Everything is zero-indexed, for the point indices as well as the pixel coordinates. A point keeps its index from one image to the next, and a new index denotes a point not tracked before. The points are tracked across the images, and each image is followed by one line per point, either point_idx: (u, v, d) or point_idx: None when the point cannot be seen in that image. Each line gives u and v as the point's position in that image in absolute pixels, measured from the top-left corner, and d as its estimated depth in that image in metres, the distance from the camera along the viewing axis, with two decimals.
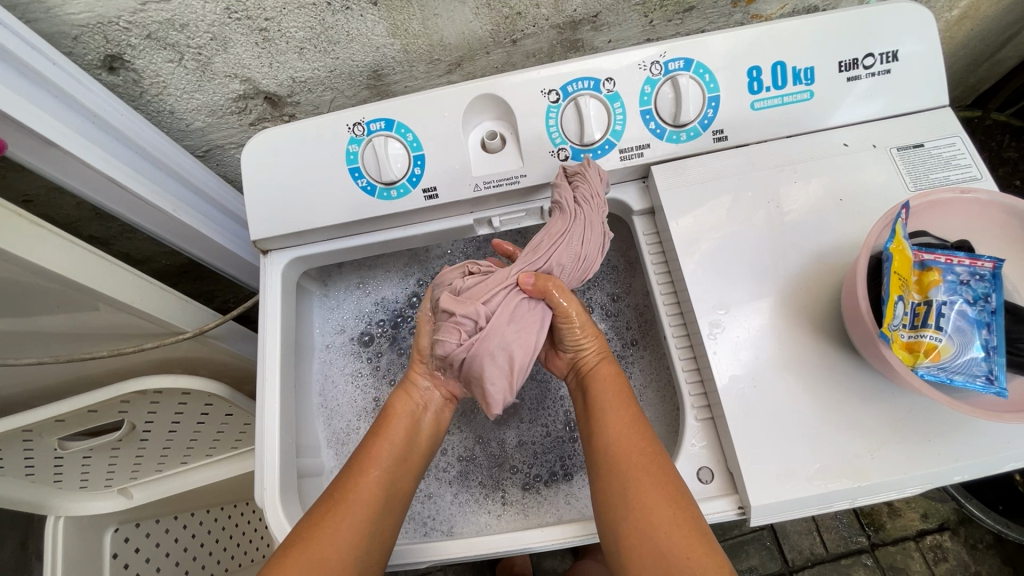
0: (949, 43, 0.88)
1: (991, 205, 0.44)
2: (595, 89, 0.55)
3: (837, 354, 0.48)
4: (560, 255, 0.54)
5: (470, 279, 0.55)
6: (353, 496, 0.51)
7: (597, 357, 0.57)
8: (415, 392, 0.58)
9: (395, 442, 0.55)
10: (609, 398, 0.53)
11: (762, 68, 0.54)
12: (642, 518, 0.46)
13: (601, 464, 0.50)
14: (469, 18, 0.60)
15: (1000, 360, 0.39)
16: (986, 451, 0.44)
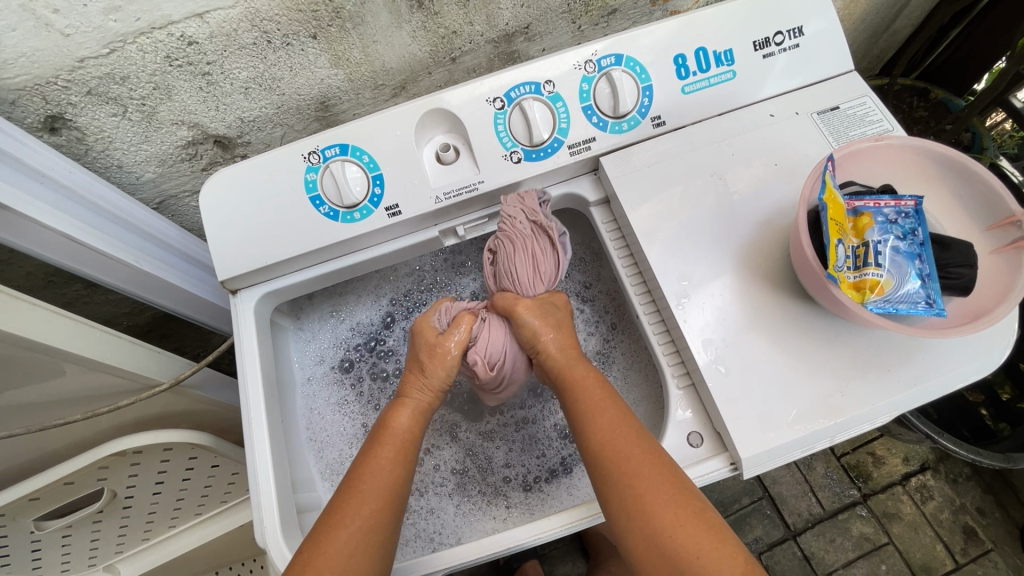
0: (849, 19, 0.97)
1: (903, 148, 0.48)
2: (536, 92, 0.57)
3: (796, 305, 0.51)
4: (500, 281, 0.59)
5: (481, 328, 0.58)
6: (353, 517, 0.48)
7: (570, 362, 0.55)
8: (410, 403, 0.56)
9: (374, 480, 0.50)
10: (588, 408, 0.51)
11: (686, 55, 0.58)
12: (643, 523, 0.45)
13: (597, 482, 0.49)
14: (407, 42, 0.64)
15: (935, 285, 0.44)
16: (940, 370, 0.48)
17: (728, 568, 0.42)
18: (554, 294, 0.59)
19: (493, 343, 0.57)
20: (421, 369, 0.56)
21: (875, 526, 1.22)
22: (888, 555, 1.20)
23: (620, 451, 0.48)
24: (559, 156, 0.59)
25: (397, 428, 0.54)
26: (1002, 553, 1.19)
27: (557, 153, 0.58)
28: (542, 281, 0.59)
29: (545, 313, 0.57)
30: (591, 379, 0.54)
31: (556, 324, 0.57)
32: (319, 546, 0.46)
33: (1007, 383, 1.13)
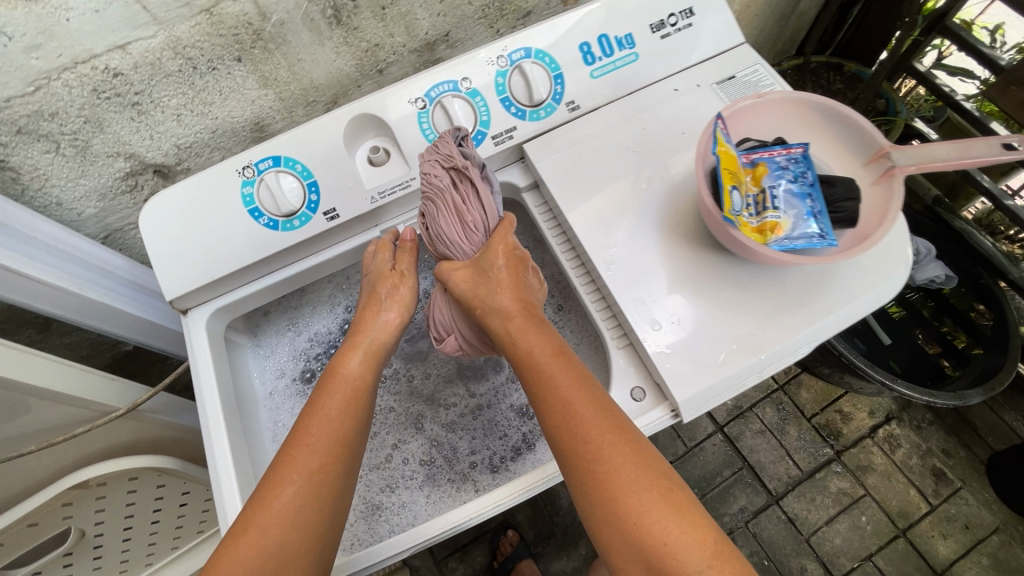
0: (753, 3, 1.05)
1: (783, 102, 0.53)
2: (455, 89, 0.61)
3: (713, 257, 0.55)
4: (434, 243, 0.58)
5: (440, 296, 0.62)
6: (297, 471, 0.49)
7: (513, 312, 0.53)
8: (359, 348, 0.56)
9: (320, 434, 0.51)
10: (530, 338, 0.52)
11: (591, 42, 0.62)
12: (607, 499, 0.46)
13: (551, 433, 0.49)
14: (333, 57, 0.68)
15: (826, 219, 0.48)
16: (848, 298, 0.52)
17: (694, 550, 0.43)
18: (489, 247, 0.56)
19: (442, 314, 0.61)
20: (369, 302, 0.58)
21: (851, 480, 1.26)
22: (867, 507, 1.24)
23: (579, 414, 0.48)
24: (484, 147, 0.62)
25: (347, 373, 0.54)
26: (971, 489, 1.24)
27: (482, 145, 0.62)
28: (474, 231, 0.57)
29: (478, 285, 0.55)
30: (536, 330, 0.53)
31: (501, 287, 0.54)
32: (262, 505, 0.47)
33: (961, 333, 1.34)
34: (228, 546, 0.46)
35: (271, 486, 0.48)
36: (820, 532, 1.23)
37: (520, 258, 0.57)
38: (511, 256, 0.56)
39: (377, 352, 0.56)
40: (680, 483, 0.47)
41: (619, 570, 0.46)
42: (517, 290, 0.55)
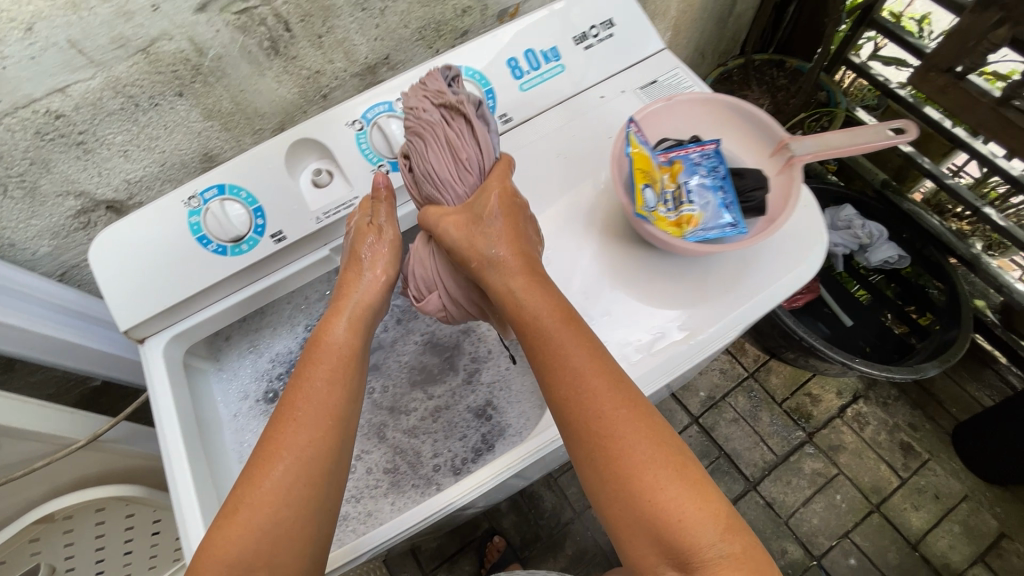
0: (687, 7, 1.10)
1: (692, 101, 0.56)
2: (391, 110, 0.64)
3: (639, 252, 0.58)
4: (425, 186, 0.57)
5: (423, 253, 0.63)
6: (286, 447, 0.50)
7: (516, 277, 0.52)
8: (344, 312, 0.57)
9: (308, 407, 0.52)
10: (532, 299, 0.51)
11: (518, 57, 0.66)
12: (619, 465, 0.46)
13: (555, 392, 0.49)
14: (275, 86, 0.70)
15: (737, 210, 0.52)
16: (771, 280, 0.56)
17: (708, 525, 0.44)
18: (484, 189, 0.55)
19: (424, 265, 0.62)
20: (351, 262, 0.59)
21: (824, 461, 1.30)
22: (841, 485, 1.27)
23: (588, 382, 0.48)
24: None
25: (333, 341, 0.55)
26: (939, 460, 1.28)
27: None
28: (468, 172, 0.56)
29: (473, 234, 0.54)
30: (542, 293, 0.52)
31: (499, 237, 0.54)
32: (257, 481, 0.48)
33: (926, 312, 1.38)
34: (220, 526, 0.47)
35: (263, 462, 0.49)
36: (797, 513, 1.26)
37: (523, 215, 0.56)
38: (508, 202, 0.55)
39: (361, 315, 0.58)
40: (690, 457, 0.47)
41: (626, 539, 0.46)
42: (520, 252, 0.54)
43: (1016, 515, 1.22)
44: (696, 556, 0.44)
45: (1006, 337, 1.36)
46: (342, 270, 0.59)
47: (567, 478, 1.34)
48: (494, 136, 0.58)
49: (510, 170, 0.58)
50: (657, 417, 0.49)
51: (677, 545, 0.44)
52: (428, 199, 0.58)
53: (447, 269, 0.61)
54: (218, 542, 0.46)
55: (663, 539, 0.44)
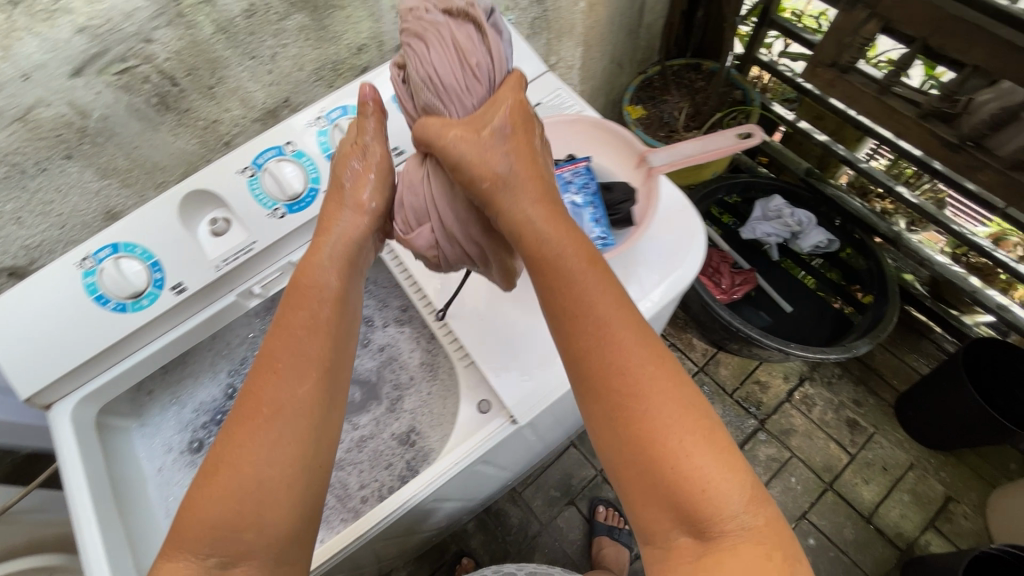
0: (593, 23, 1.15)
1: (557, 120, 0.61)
2: (281, 154, 0.65)
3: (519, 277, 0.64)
4: (426, 95, 0.52)
5: (416, 178, 0.57)
6: (270, 412, 0.48)
7: (539, 220, 0.51)
8: (326, 242, 0.55)
9: (294, 361, 0.50)
10: (555, 242, 0.50)
11: None
12: (642, 419, 0.46)
13: (579, 331, 0.48)
14: (171, 139, 0.71)
15: (606, 226, 0.57)
16: (649, 292, 0.58)
17: (731, 491, 0.44)
18: (495, 101, 0.53)
19: (416, 191, 0.57)
20: (333, 194, 0.57)
21: (777, 445, 1.33)
22: (794, 467, 1.30)
23: (616, 339, 0.47)
24: (318, 202, 0.67)
25: (313, 285, 0.53)
26: (884, 433, 1.33)
27: (316, 201, 0.66)
28: (475, 83, 0.53)
29: (484, 149, 0.51)
30: (568, 238, 0.50)
31: (512, 154, 0.52)
32: (240, 437, 0.47)
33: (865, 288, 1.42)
34: (201, 488, 0.46)
35: (243, 418, 0.47)
36: None
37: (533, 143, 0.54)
38: (518, 114, 0.52)
39: (343, 255, 0.55)
40: (719, 423, 0.47)
41: (634, 496, 0.46)
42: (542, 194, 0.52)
43: (960, 478, 1.27)
44: (716, 525, 0.44)
45: (934, 308, 1.43)
46: (326, 195, 0.57)
47: (531, 491, 1.34)
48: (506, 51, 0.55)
49: (521, 86, 0.55)
50: (685, 379, 0.48)
51: (697, 515, 0.44)
52: (428, 112, 0.54)
53: (440, 192, 0.55)
54: (201, 502, 0.46)
55: (680, 503, 0.44)
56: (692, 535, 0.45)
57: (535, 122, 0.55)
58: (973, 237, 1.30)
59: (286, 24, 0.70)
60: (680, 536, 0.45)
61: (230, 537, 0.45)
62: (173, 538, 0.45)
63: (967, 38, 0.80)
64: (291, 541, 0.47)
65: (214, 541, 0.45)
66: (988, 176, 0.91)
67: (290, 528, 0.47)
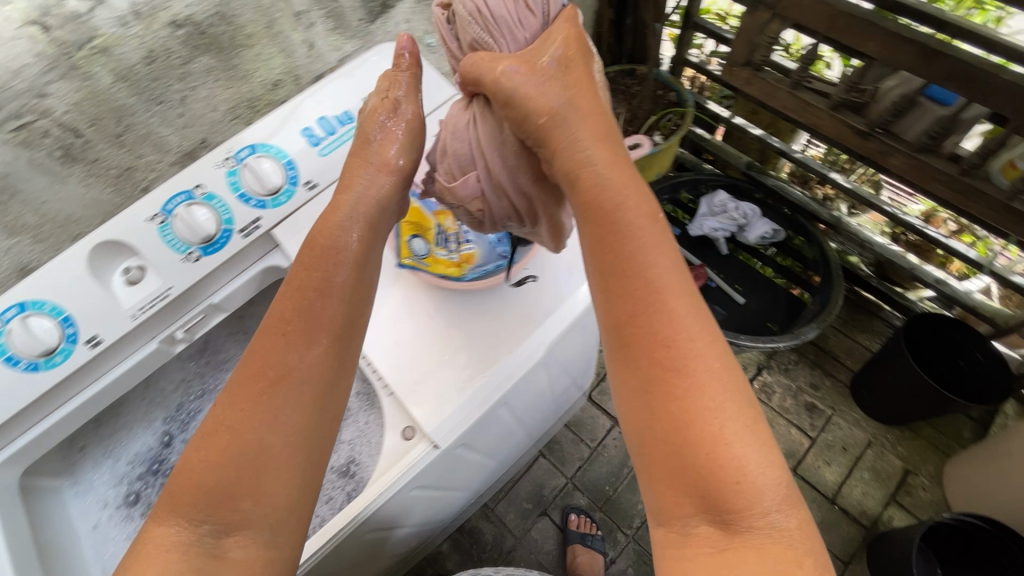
0: None
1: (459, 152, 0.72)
2: (190, 199, 0.65)
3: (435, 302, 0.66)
4: (473, 30, 0.55)
5: (461, 122, 0.58)
6: (279, 375, 0.48)
7: (592, 172, 0.51)
8: (357, 188, 0.58)
9: (310, 324, 0.51)
10: (610, 196, 0.50)
11: (312, 125, 0.69)
12: (684, 381, 0.43)
13: (628, 280, 0.48)
14: (83, 190, 0.70)
15: (503, 242, 0.66)
16: (561, 305, 0.66)
17: (764, 485, 0.41)
18: (549, 33, 0.56)
19: (460, 136, 0.57)
20: (369, 147, 0.61)
21: None
22: None
23: (663, 303, 0.46)
24: (233, 243, 0.66)
25: (336, 247, 0.54)
26: (841, 414, 1.36)
27: (230, 241, 0.66)
28: (528, 17, 0.56)
29: (540, 85, 0.54)
30: (625, 197, 0.50)
31: (564, 96, 0.54)
32: (247, 398, 0.47)
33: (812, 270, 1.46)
34: (199, 446, 0.46)
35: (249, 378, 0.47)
36: None
37: (589, 75, 0.57)
38: (570, 47, 0.55)
39: (364, 212, 0.57)
40: (762, 414, 0.44)
41: (656, 469, 0.44)
42: (600, 140, 0.53)
43: (916, 451, 1.30)
44: (745, 519, 0.40)
45: (880, 287, 1.48)
46: (352, 152, 0.61)
47: (503, 506, 1.33)
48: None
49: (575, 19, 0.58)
50: (730, 361, 0.45)
51: (725, 504, 0.41)
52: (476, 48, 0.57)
53: (485, 135, 0.56)
54: (196, 466, 0.45)
55: (709, 486, 0.41)
56: (713, 526, 0.41)
57: (591, 57, 0.57)
58: (904, 216, 1.34)
59: (193, 67, 0.71)
60: (699, 526, 0.42)
61: (224, 504, 0.44)
62: (166, 502, 0.45)
63: (860, 33, 0.84)
64: (290, 514, 0.46)
65: (208, 509, 0.44)
66: (900, 160, 0.94)
67: (291, 499, 0.47)
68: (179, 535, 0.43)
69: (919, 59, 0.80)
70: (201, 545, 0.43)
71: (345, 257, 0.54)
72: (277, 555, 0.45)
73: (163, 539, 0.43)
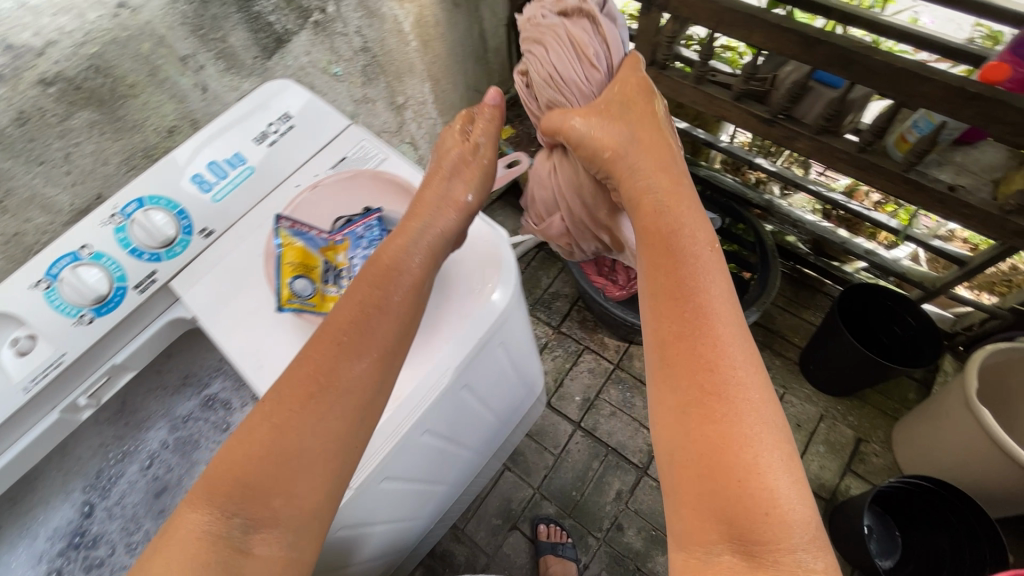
0: (430, 47, 1.19)
1: (339, 181, 0.71)
2: (77, 260, 0.62)
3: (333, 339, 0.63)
4: (546, 93, 0.77)
5: (550, 174, 0.85)
6: (338, 386, 0.52)
7: (655, 208, 0.60)
8: (424, 214, 0.66)
9: (371, 341, 0.55)
10: (672, 228, 0.57)
11: (201, 172, 0.68)
12: (723, 398, 0.45)
13: (685, 299, 0.51)
14: None
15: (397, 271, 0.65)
16: (463, 330, 0.65)
17: (791, 517, 0.40)
18: (620, 80, 0.73)
19: (546, 185, 0.86)
20: (433, 177, 0.70)
21: None
22: None
23: (708, 328, 0.49)
24: (129, 300, 0.64)
25: (388, 267, 0.60)
26: (793, 391, 1.39)
27: (125, 299, 0.64)
28: (592, 70, 0.75)
29: (613, 130, 0.68)
30: (682, 233, 0.56)
31: (634, 148, 0.67)
32: (297, 400, 0.51)
33: (749, 250, 1.49)
34: (249, 432, 0.50)
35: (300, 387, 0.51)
36: None
37: (655, 124, 0.69)
38: (640, 99, 0.71)
39: (426, 243, 0.63)
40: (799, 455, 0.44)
41: (682, 485, 0.44)
42: (662, 180, 0.63)
43: (866, 419, 1.34)
44: (769, 548, 0.40)
45: (819, 263, 1.52)
46: (426, 179, 0.70)
47: (473, 524, 1.32)
48: (620, 34, 0.77)
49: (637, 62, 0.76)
50: (772, 399, 0.46)
51: (750, 532, 0.40)
52: (549, 102, 0.77)
53: (564, 183, 0.83)
54: (232, 460, 0.48)
55: (734, 508, 0.41)
56: (733, 556, 0.40)
57: (654, 100, 0.71)
58: (829, 194, 1.38)
59: (72, 123, 0.68)
60: (718, 556, 0.40)
61: (258, 498, 0.47)
62: (199, 492, 0.47)
63: (746, 26, 0.87)
64: (313, 519, 0.49)
65: (240, 501, 0.46)
66: (804, 143, 0.98)
67: (318, 504, 0.49)
68: (207, 525, 0.45)
69: (801, 46, 0.83)
70: (227, 537, 0.45)
71: (400, 278, 0.60)
72: (297, 557, 0.47)
73: (193, 526, 0.45)
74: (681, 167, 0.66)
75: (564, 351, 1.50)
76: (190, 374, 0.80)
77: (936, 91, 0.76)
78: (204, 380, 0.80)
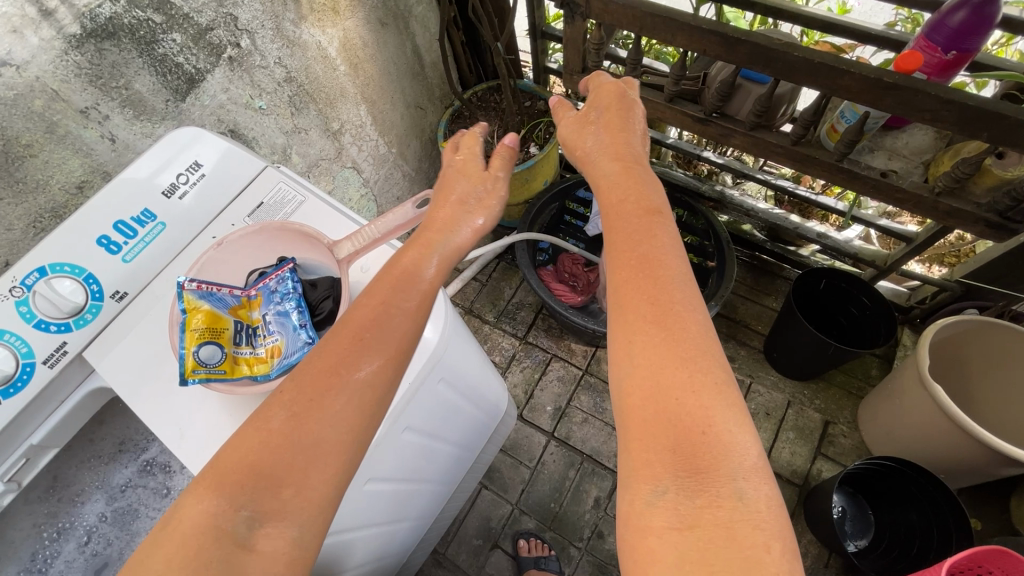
0: (360, 70, 1.17)
1: (244, 236, 0.65)
2: None
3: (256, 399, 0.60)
4: None
5: None
6: (347, 379, 0.47)
7: (609, 179, 0.59)
8: (452, 229, 0.62)
9: (385, 333, 0.50)
10: (623, 192, 0.56)
11: (109, 233, 0.64)
12: (668, 337, 0.44)
13: (634, 248, 0.50)
14: None
15: (309, 327, 0.60)
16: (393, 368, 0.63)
17: (730, 446, 0.39)
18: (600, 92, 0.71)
19: None
20: (439, 198, 0.66)
21: None
22: None
23: (657, 275, 0.48)
24: (40, 375, 0.60)
25: (410, 267, 0.57)
26: (760, 380, 1.40)
27: (36, 375, 0.60)
28: None
29: (591, 131, 0.66)
30: (631, 195, 0.55)
31: (603, 135, 0.65)
32: (317, 388, 0.46)
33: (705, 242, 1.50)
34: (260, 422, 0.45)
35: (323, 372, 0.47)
36: None
37: (628, 115, 0.67)
38: (619, 101, 0.68)
39: (448, 256, 0.60)
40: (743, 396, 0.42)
41: (630, 418, 0.43)
42: (618, 156, 0.61)
43: (833, 401, 1.36)
44: (710, 474, 0.38)
45: (774, 250, 1.53)
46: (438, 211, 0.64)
47: (454, 548, 1.30)
48: None
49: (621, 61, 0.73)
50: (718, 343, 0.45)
51: (693, 460, 0.39)
52: None
53: None
54: (245, 442, 0.44)
55: (676, 437, 0.40)
56: (674, 495, 0.38)
57: (633, 102, 0.68)
58: (776, 180, 1.39)
59: None
60: (661, 496, 0.39)
61: (266, 491, 0.42)
62: (207, 479, 0.43)
63: (667, 30, 0.86)
64: (322, 513, 0.44)
65: (254, 491, 0.42)
66: (740, 139, 0.98)
67: (326, 502, 0.44)
68: (214, 517, 0.40)
69: (722, 46, 0.83)
70: (232, 532, 0.40)
71: (417, 289, 0.55)
72: (303, 556, 0.42)
73: (198, 515, 0.41)
74: (640, 147, 0.64)
75: (533, 362, 1.49)
76: (125, 440, 0.75)
77: (855, 84, 0.76)
78: (141, 445, 0.77)
